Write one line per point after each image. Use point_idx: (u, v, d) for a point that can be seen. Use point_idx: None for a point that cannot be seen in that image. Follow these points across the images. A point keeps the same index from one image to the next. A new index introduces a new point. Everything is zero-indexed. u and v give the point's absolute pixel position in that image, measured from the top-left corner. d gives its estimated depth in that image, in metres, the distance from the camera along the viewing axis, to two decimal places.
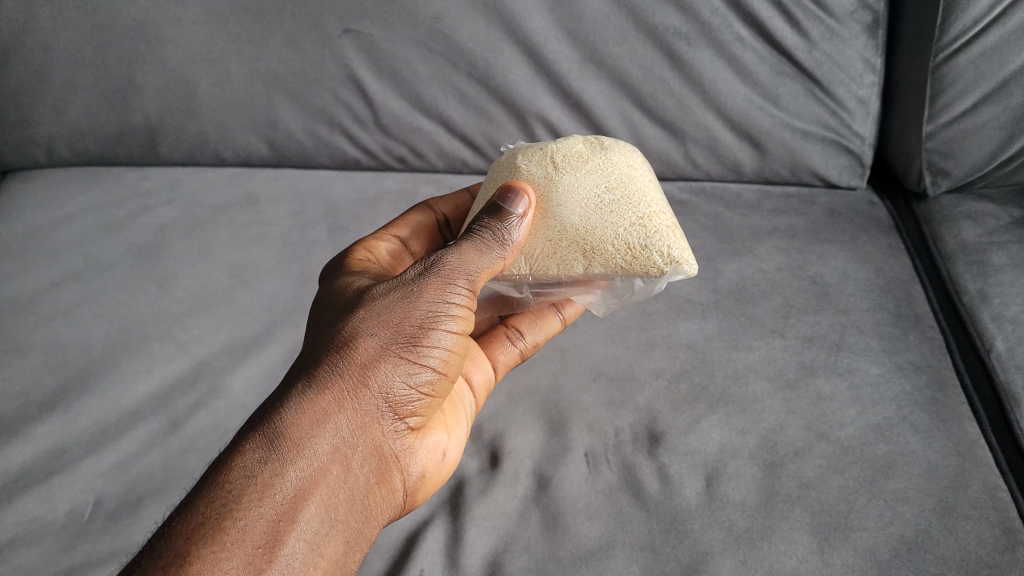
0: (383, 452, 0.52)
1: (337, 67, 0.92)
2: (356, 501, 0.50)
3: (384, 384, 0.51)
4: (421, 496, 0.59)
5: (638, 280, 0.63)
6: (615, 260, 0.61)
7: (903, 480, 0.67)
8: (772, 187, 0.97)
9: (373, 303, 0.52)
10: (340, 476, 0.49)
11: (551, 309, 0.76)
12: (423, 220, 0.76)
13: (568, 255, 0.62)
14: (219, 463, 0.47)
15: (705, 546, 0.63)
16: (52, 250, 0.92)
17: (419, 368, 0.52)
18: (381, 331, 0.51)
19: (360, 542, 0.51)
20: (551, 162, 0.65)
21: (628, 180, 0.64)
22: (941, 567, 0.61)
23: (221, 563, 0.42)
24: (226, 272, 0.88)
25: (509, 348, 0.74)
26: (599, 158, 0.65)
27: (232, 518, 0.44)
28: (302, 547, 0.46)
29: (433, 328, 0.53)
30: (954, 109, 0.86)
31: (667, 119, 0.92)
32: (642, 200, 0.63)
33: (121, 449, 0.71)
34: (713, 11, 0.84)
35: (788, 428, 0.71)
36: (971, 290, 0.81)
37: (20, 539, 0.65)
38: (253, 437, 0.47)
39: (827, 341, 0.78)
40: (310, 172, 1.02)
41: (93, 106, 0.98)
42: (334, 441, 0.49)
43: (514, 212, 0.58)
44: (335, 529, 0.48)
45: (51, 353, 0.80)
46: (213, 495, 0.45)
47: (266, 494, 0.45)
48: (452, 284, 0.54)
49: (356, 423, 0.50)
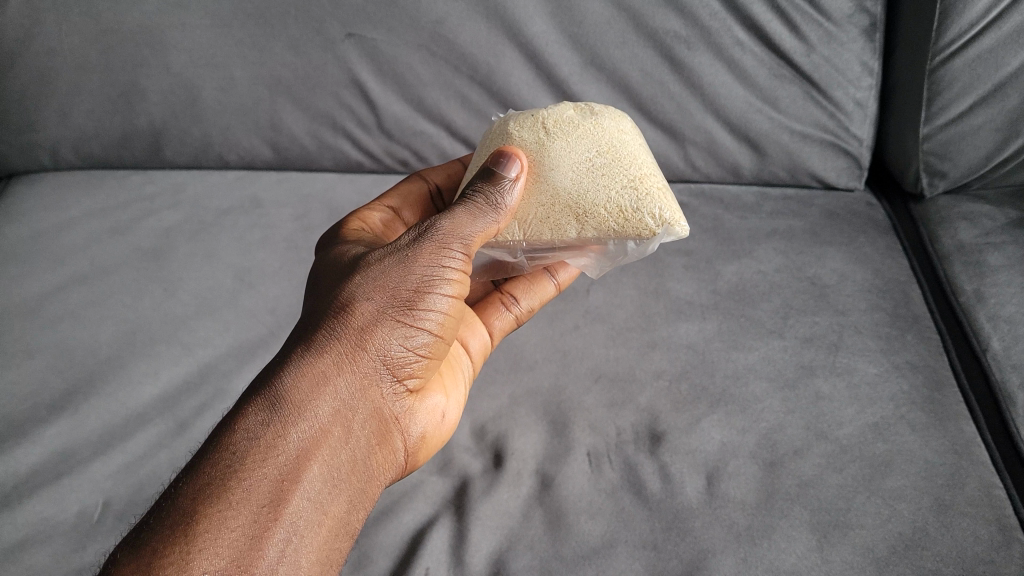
0: (384, 414, 0.53)
1: (341, 71, 0.93)
2: (358, 461, 0.51)
3: (382, 346, 0.52)
4: (421, 457, 0.61)
5: (629, 242, 0.64)
6: (607, 223, 0.63)
7: (900, 478, 0.68)
8: (770, 189, 0.99)
9: (369, 269, 0.53)
10: (342, 437, 0.50)
11: (544, 273, 0.78)
12: (415, 191, 0.77)
13: (561, 220, 0.63)
14: (222, 426, 0.48)
15: (706, 544, 0.64)
16: (58, 253, 0.92)
17: (416, 331, 0.53)
18: (377, 296, 0.52)
19: (363, 501, 0.52)
20: (542, 127, 0.65)
21: (619, 144, 0.65)
22: (938, 564, 0.62)
23: (227, 522, 0.43)
24: (231, 275, 0.89)
25: (504, 313, 0.76)
26: (589, 123, 0.66)
27: (237, 479, 0.45)
28: (306, 505, 0.47)
29: (428, 291, 0.53)
30: (950, 111, 0.87)
31: (666, 121, 0.93)
32: (632, 163, 0.64)
33: (129, 450, 0.72)
34: (712, 14, 0.85)
35: (788, 428, 0.72)
36: (967, 291, 0.82)
37: (30, 540, 0.66)
38: (255, 401, 0.48)
39: (825, 341, 0.79)
40: (313, 175, 1.03)
41: (97, 111, 0.98)
42: (334, 403, 0.50)
43: (506, 176, 0.59)
44: (338, 488, 0.49)
45: (59, 355, 0.80)
46: (217, 456, 0.46)
47: (269, 455, 0.46)
48: (447, 248, 0.54)
49: (355, 385, 0.51)
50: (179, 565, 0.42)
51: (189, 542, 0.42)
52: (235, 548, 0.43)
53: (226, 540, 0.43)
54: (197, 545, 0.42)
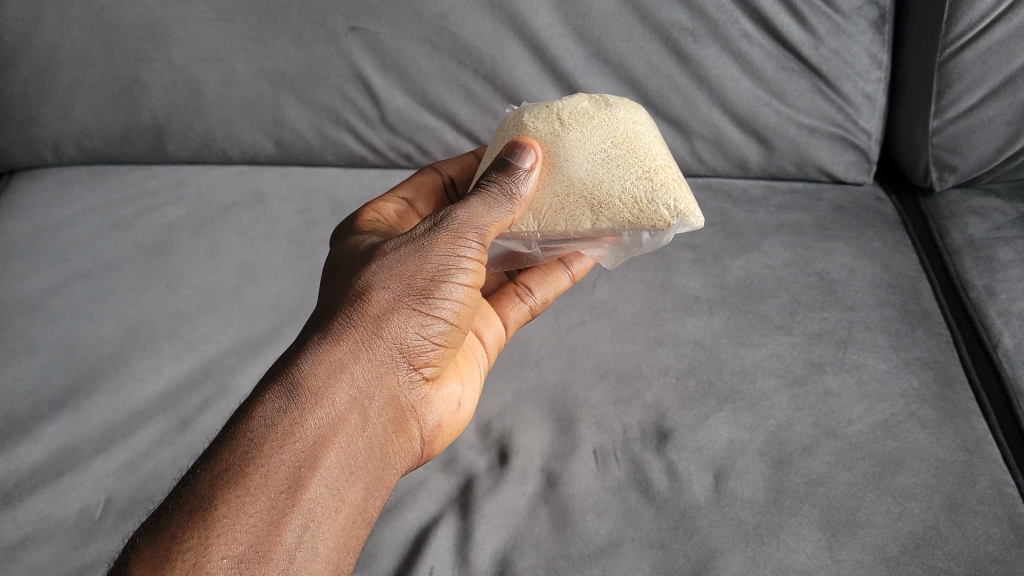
0: (400, 402, 0.53)
1: (344, 65, 0.92)
2: (375, 448, 0.50)
3: (399, 334, 0.51)
4: (437, 446, 0.60)
5: (645, 234, 0.63)
6: (622, 214, 0.62)
7: (910, 476, 0.67)
8: (778, 183, 0.98)
9: (385, 257, 0.53)
10: (359, 424, 0.49)
11: (559, 264, 0.77)
12: (429, 182, 0.76)
13: (576, 211, 0.63)
14: (239, 414, 0.47)
15: (714, 542, 0.63)
16: (60, 248, 0.92)
17: (432, 319, 0.53)
18: (394, 284, 0.52)
19: (380, 489, 0.51)
20: (557, 118, 0.65)
21: (634, 136, 0.64)
22: (950, 563, 0.61)
23: (245, 507, 0.43)
24: (234, 270, 0.88)
25: (519, 305, 0.75)
26: (604, 115, 0.65)
27: (255, 465, 0.44)
28: (324, 492, 0.46)
29: (445, 280, 0.53)
30: (961, 105, 0.86)
31: (673, 115, 0.92)
32: (648, 155, 0.63)
33: (131, 447, 0.71)
34: (719, 7, 0.84)
35: (796, 425, 0.71)
36: (978, 286, 0.82)
37: (31, 538, 0.65)
38: (272, 388, 0.48)
39: (834, 337, 0.78)
40: (317, 169, 1.02)
41: (99, 105, 0.97)
42: (352, 391, 0.49)
43: (522, 166, 0.58)
44: (355, 475, 0.48)
45: (60, 352, 0.80)
46: (235, 443, 0.45)
47: (287, 441, 0.46)
48: (463, 238, 0.54)
49: (372, 373, 0.50)
50: (198, 550, 0.41)
51: (208, 527, 0.42)
52: (254, 533, 0.42)
53: (244, 525, 0.42)
54: (216, 530, 0.42)
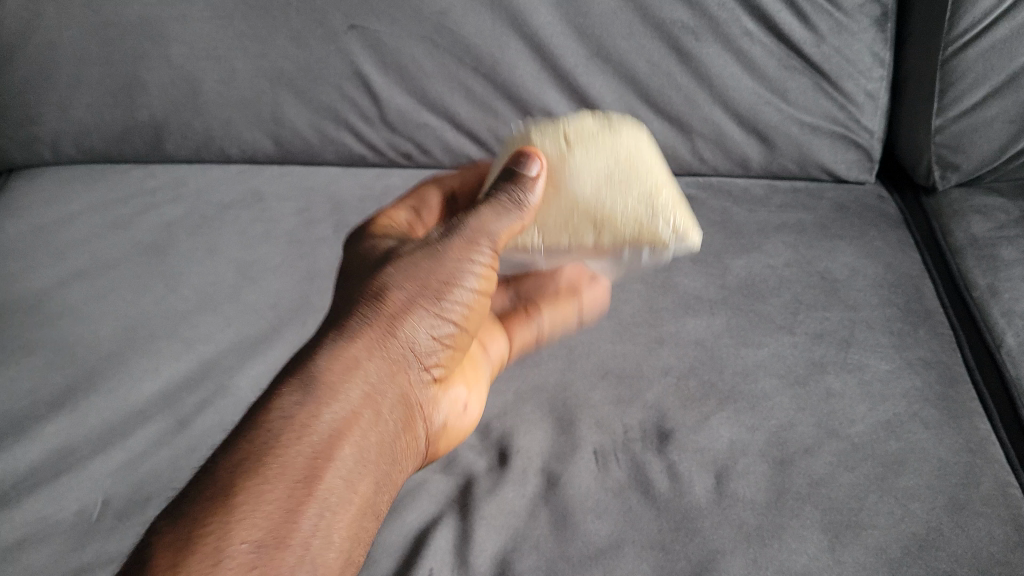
0: (412, 403, 0.52)
1: (343, 63, 0.91)
2: (388, 445, 0.50)
3: (411, 336, 0.51)
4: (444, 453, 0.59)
5: (645, 252, 0.63)
6: (624, 234, 0.62)
7: (913, 477, 0.66)
8: (780, 182, 0.97)
9: (399, 260, 0.53)
10: (373, 421, 0.49)
11: (570, 292, 0.76)
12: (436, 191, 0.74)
13: (579, 228, 0.62)
14: (257, 409, 0.47)
15: (716, 544, 0.63)
16: (58, 246, 0.91)
17: (443, 322, 0.53)
18: (408, 286, 0.52)
19: (391, 490, 0.50)
20: (562, 135, 0.63)
21: (637, 153, 0.62)
22: (953, 565, 0.61)
23: (264, 495, 0.43)
24: (232, 269, 0.88)
25: (526, 326, 0.75)
26: (608, 132, 0.63)
27: (271, 455, 0.44)
28: (340, 485, 0.45)
29: (457, 285, 0.53)
30: (963, 103, 0.86)
31: (674, 114, 0.91)
32: (650, 174, 0.62)
33: (129, 448, 0.71)
34: (720, 5, 0.84)
35: (798, 426, 0.71)
36: (981, 285, 0.82)
37: (29, 539, 0.65)
38: (290, 382, 0.48)
39: (836, 337, 0.78)
40: (316, 168, 1.02)
41: (98, 104, 0.96)
42: (367, 387, 0.49)
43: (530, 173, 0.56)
44: (370, 470, 0.48)
45: (58, 352, 0.79)
46: (254, 433, 0.45)
47: (304, 434, 0.45)
48: (476, 242, 0.54)
49: (386, 371, 0.50)
50: (219, 533, 0.41)
51: (226, 513, 0.42)
52: (272, 519, 0.42)
53: (264, 512, 0.42)
54: (234, 516, 0.42)
